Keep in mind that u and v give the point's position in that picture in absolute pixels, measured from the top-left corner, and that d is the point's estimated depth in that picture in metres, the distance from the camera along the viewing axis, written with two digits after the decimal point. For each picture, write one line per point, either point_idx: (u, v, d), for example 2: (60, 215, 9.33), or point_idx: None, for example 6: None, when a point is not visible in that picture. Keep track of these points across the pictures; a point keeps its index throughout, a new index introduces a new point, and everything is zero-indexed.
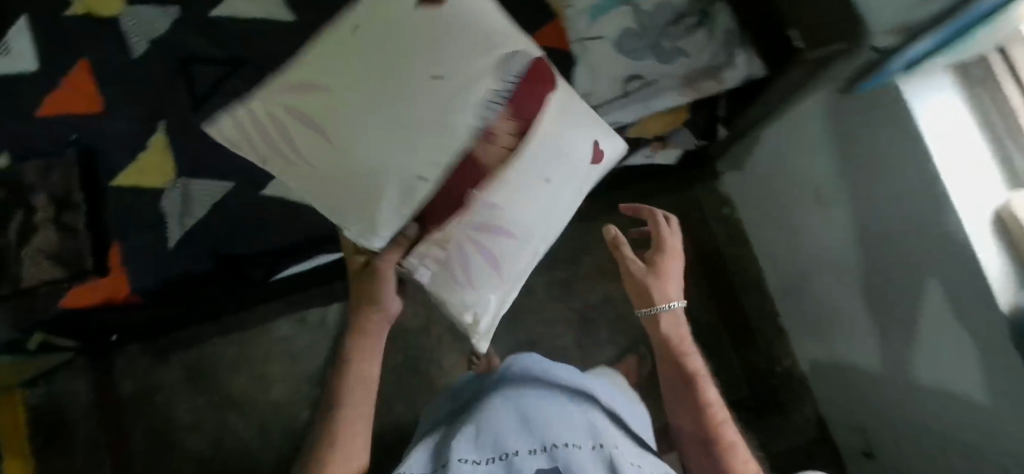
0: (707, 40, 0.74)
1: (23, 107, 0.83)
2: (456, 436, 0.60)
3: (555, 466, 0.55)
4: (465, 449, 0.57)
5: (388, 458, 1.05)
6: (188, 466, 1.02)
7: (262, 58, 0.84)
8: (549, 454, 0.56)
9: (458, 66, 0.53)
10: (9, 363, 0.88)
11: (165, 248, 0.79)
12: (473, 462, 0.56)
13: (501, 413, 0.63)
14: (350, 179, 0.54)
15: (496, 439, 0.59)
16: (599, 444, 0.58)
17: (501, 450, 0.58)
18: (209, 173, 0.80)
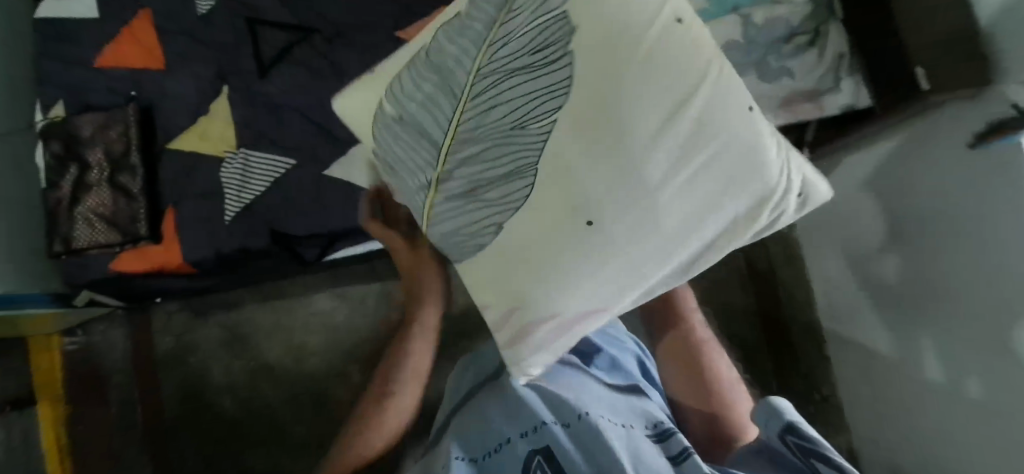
0: (818, 62, 0.69)
1: (87, 57, 0.80)
2: (452, 430, 0.58)
3: (546, 445, 0.52)
4: (457, 445, 0.55)
5: None
6: (218, 428, 1.02)
7: (334, 28, 0.79)
8: (540, 434, 0.53)
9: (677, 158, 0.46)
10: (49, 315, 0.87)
11: (221, 222, 0.76)
12: (469, 460, 0.54)
13: (493, 401, 0.60)
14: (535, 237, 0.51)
15: (489, 428, 0.56)
16: (584, 412, 0.54)
17: (494, 443, 0.55)
18: (270, 146, 0.77)
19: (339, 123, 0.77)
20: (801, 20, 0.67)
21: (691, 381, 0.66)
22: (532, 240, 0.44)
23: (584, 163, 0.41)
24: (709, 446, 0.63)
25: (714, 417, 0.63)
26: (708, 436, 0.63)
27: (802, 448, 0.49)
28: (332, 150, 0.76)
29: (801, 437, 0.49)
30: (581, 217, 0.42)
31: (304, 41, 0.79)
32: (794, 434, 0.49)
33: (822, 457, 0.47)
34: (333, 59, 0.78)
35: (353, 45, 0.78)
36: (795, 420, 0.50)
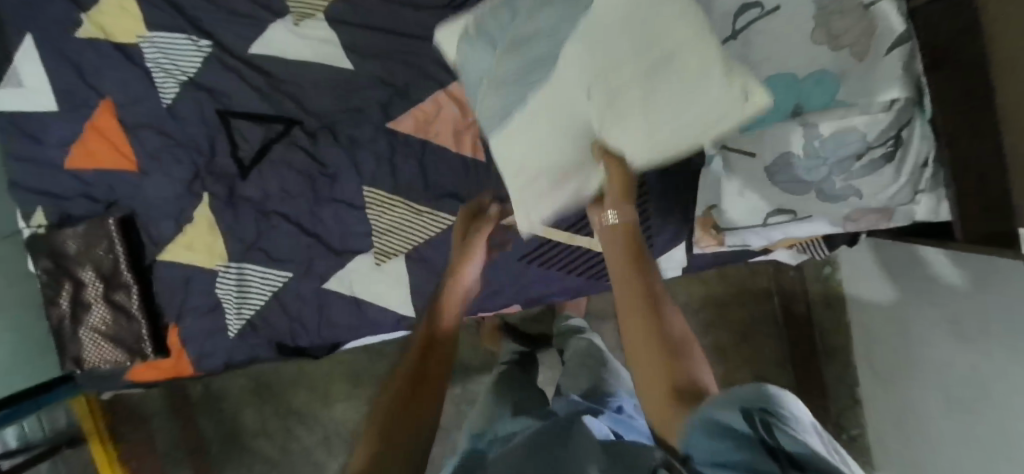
0: (893, 178, 0.56)
1: (52, 158, 0.72)
2: None
3: None
4: None
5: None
6: (258, 466, 1.08)
7: (318, 121, 0.69)
8: None
9: (677, 75, 0.41)
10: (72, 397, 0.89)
11: (225, 336, 0.74)
12: None
13: None
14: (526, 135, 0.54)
15: None
16: None
17: None
18: (265, 260, 0.71)
19: (334, 233, 0.71)
20: (879, 133, 0.53)
21: (641, 326, 0.42)
22: (545, 113, 0.51)
23: (579, 62, 0.47)
24: (667, 420, 0.37)
25: (670, 370, 0.39)
26: (660, 395, 0.38)
27: (773, 435, 0.28)
28: (331, 262, 0.71)
29: (777, 418, 0.29)
30: (570, 112, 0.51)
31: (287, 136, 0.69)
32: (774, 419, 0.29)
33: (797, 456, 0.27)
34: (321, 159, 0.69)
35: (341, 141, 0.69)
36: (784, 404, 0.30)
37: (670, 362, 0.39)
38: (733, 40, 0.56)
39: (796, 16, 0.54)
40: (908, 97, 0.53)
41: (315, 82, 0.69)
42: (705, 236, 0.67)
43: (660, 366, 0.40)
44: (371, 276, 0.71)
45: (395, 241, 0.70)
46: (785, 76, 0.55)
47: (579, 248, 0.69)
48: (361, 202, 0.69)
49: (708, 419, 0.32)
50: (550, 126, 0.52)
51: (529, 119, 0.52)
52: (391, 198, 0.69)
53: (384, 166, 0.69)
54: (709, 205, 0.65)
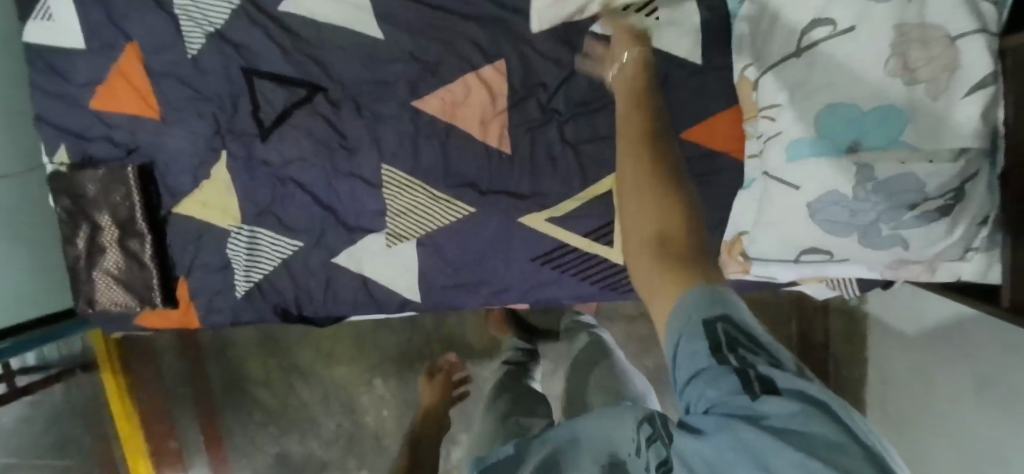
0: (946, 235, 0.51)
1: (77, 98, 0.72)
2: None
3: None
4: None
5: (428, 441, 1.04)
6: (258, 414, 1.11)
7: (344, 90, 0.67)
8: None
9: None
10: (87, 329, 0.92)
11: (233, 296, 0.74)
12: None
13: None
14: None
15: None
16: None
17: None
18: (277, 227, 0.71)
19: (348, 208, 0.69)
20: (941, 184, 0.48)
21: (631, 159, 0.33)
22: None
23: None
24: (660, 283, 0.29)
25: (676, 221, 0.30)
26: (644, 242, 0.30)
27: (741, 357, 0.25)
28: (343, 237, 0.70)
29: (743, 337, 0.26)
30: None
31: (311, 103, 0.68)
32: (734, 335, 0.26)
33: (770, 379, 0.24)
34: (342, 130, 0.68)
35: (364, 116, 0.67)
36: (746, 314, 0.27)
37: (666, 197, 0.31)
38: (796, 59, 0.53)
39: (872, 42, 0.49)
40: (980, 148, 0.48)
41: (343, 51, 0.66)
42: (731, 262, 0.63)
43: (666, 216, 0.30)
44: (380, 257, 0.69)
45: (408, 224, 0.68)
46: (846, 107, 0.50)
47: (596, 257, 0.66)
48: (379, 180, 0.68)
49: (679, 319, 0.28)
50: None
51: None
52: (408, 180, 0.67)
53: (405, 146, 0.67)
54: (740, 230, 0.62)
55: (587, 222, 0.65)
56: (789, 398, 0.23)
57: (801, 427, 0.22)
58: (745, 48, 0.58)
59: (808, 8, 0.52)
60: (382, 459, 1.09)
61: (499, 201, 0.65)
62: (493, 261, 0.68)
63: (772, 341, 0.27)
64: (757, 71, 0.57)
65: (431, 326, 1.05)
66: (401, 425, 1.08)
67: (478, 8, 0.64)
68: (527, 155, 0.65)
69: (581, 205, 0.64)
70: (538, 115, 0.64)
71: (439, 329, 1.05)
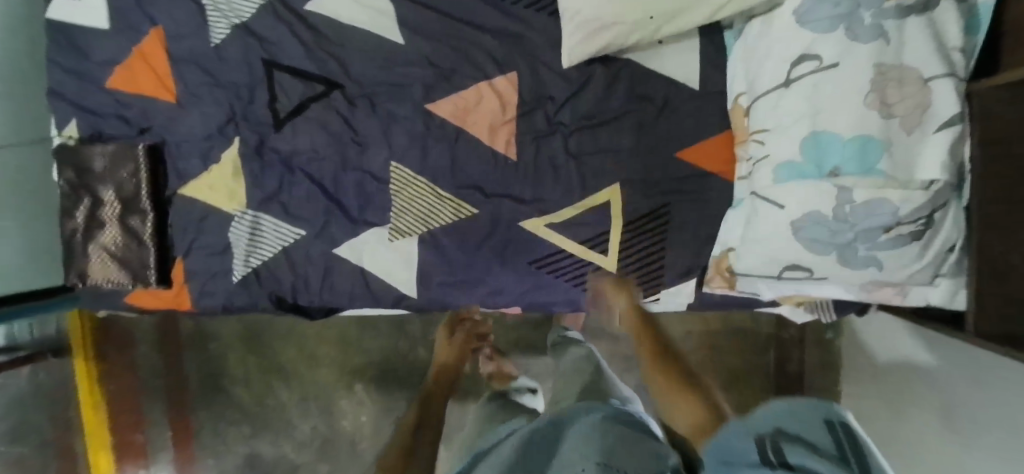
0: (916, 257, 0.55)
1: (94, 75, 0.73)
2: None
3: None
4: None
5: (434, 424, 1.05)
6: (232, 414, 1.09)
7: (361, 88, 0.70)
8: None
9: None
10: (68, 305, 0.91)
11: (228, 280, 0.74)
12: None
13: None
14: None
15: None
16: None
17: None
18: (281, 214, 0.72)
19: (354, 201, 0.71)
20: (913, 210, 0.53)
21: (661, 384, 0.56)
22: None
23: None
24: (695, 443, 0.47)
25: (697, 406, 0.51)
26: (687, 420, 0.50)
27: (777, 452, 0.28)
28: (346, 230, 0.71)
29: (788, 435, 0.30)
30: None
31: (326, 99, 0.71)
32: (790, 438, 0.30)
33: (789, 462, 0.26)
34: (355, 126, 0.70)
35: (378, 114, 0.70)
36: (814, 421, 0.30)
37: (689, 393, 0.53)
38: (785, 88, 0.58)
39: (855, 77, 0.54)
40: (948, 180, 0.53)
41: (363, 52, 0.70)
42: (717, 278, 0.65)
43: (689, 404, 0.52)
44: (380, 250, 0.71)
45: (411, 221, 0.70)
46: (829, 134, 0.55)
47: (591, 264, 0.69)
48: (386, 176, 0.70)
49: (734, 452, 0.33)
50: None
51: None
52: (415, 178, 0.69)
53: (415, 146, 0.70)
54: (728, 246, 0.64)
55: (584, 230, 0.68)
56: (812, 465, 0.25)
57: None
58: (738, 77, 0.64)
59: (799, 44, 0.57)
60: (355, 467, 1.07)
61: (501, 204, 0.68)
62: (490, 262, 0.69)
63: (848, 438, 0.27)
64: (749, 98, 0.62)
65: (419, 329, 1.05)
66: (379, 433, 1.06)
67: (495, 23, 0.68)
68: (531, 162, 0.68)
69: (580, 212, 0.67)
70: (545, 126, 0.68)
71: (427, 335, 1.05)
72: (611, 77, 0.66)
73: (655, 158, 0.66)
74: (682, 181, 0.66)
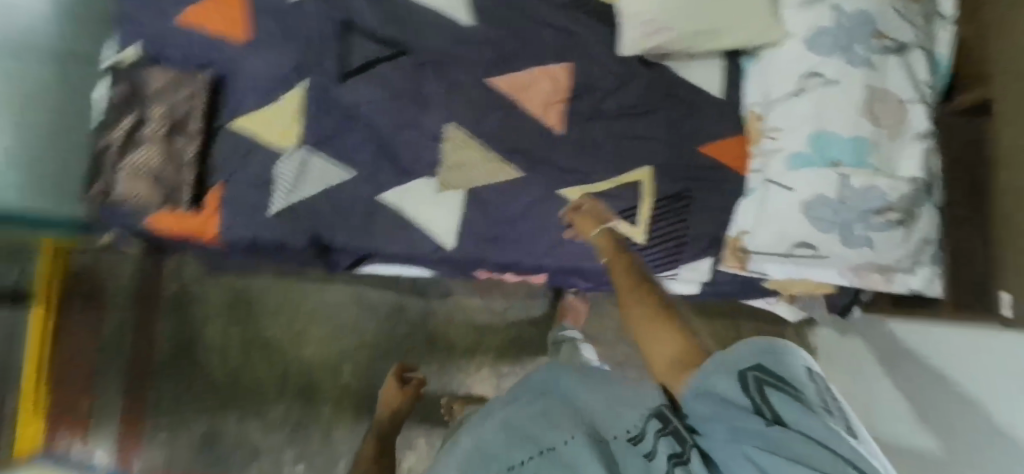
0: (901, 240, 0.66)
1: (166, 7, 0.77)
2: None
3: None
4: None
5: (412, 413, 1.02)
6: (200, 385, 1.02)
7: (426, 54, 0.77)
8: None
9: None
10: (64, 235, 0.88)
11: (264, 213, 0.76)
12: None
13: None
14: None
15: None
16: None
17: None
18: (332, 156, 0.76)
19: (406, 152, 0.76)
20: (898, 198, 0.64)
21: (644, 317, 0.48)
22: None
23: None
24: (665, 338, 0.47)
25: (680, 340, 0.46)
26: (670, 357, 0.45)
27: None
28: (394, 178, 0.75)
29: (771, 380, 0.37)
30: None
31: (394, 59, 0.77)
32: (775, 379, 0.37)
33: None
34: (418, 85, 0.76)
35: (441, 78, 0.76)
36: (783, 355, 0.39)
37: (664, 323, 0.47)
38: (796, 97, 0.69)
39: (853, 89, 0.66)
40: (923, 180, 0.65)
41: (430, 22, 0.77)
42: (731, 258, 0.74)
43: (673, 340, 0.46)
44: (426, 198, 0.75)
45: (459, 176, 0.75)
46: (832, 133, 0.66)
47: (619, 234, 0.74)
48: (441, 133, 0.75)
49: None
50: None
51: None
52: (468, 138, 0.75)
53: (470, 110, 0.76)
54: (742, 229, 0.72)
55: (616, 202, 0.74)
56: (784, 414, 0.35)
57: (785, 415, 0.35)
58: (754, 91, 0.75)
59: (807, 63, 0.69)
60: (326, 456, 1.01)
61: (545, 172, 0.74)
62: (528, 224, 0.75)
63: None
64: (764, 106, 0.73)
65: (418, 314, 1.03)
66: (357, 422, 1.02)
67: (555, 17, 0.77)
68: (578, 137, 0.75)
69: (614, 186, 0.74)
70: (587, 108, 0.75)
71: (424, 322, 1.03)
72: (651, 75, 0.75)
73: (684, 148, 0.75)
74: (706, 173, 0.74)
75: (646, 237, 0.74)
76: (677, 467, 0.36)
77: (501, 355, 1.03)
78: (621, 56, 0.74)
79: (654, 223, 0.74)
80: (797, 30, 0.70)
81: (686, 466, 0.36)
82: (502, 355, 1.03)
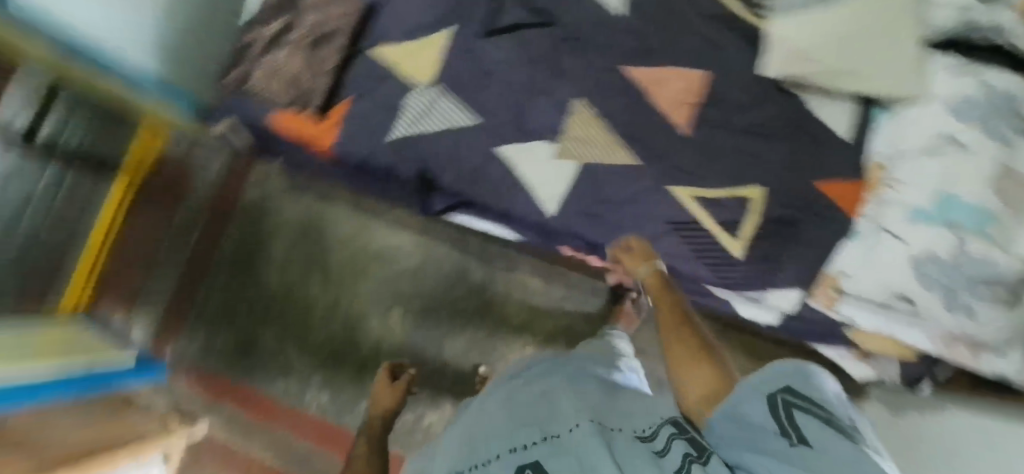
0: (1006, 318, 0.66)
1: None
2: None
3: None
4: None
5: (443, 376, 1.02)
6: (253, 294, 1.03)
7: (574, 30, 0.77)
8: None
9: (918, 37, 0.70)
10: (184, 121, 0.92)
11: (382, 138, 0.79)
12: None
13: None
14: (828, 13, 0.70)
15: None
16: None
17: None
18: (461, 101, 0.78)
19: (531, 116, 0.77)
20: (1015, 275, 0.64)
21: (686, 352, 0.57)
22: (847, 10, 0.69)
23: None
24: (698, 368, 0.55)
25: (710, 372, 0.54)
26: (701, 384, 0.53)
27: None
28: (515, 135, 0.78)
29: (799, 402, 0.39)
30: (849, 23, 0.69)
31: (542, 29, 0.77)
32: (805, 401, 0.39)
33: None
34: (559, 58, 0.76)
35: (584, 56, 0.76)
36: (812, 383, 0.40)
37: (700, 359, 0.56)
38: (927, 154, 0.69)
39: (986, 160, 0.66)
40: None
41: None
42: (821, 294, 0.75)
43: (706, 371, 0.54)
44: (540, 162, 0.77)
45: (577, 149, 0.76)
46: (959, 196, 0.65)
47: (716, 243, 0.75)
48: (568, 107, 0.77)
49: None
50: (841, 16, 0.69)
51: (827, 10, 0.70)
52: (594, 118, 0.76)
53: (604, 93, 0.76)
54: (840, 269, 0.73)
55: (724, 213, 0.74)
56: (808, 434, 0.36)
57: (810, 437, 0.36)
58: (880, 141, 0.73)
59: (946, 122, 0.68)
60: (354, 395, 1.00)
61: (662, 168, 0.75)
62: (630, 212, 0.76)
63: None
64: (890, 157, 0.72)
65: (478, 280, 1.03)
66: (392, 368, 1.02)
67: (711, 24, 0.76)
68: (703, 143, 0.75)
69: (727, 198, 0.74)
70: (719, 118, 0.75)
71: (482, 289, 1.03)
72: (790, 102, 0.75)
73: (805, 181, 0.73)
74: (822, 214, 0.72)
75: (744, 251, 0.75)
76: (691, 463, 0.39)
77: (548, 342, 1.02)
78: (761, 77, 0.74)
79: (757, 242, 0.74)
80: (938, 93, 0.70)
81: (702, 464, 0.39)
82: (548, 341, 1.02)
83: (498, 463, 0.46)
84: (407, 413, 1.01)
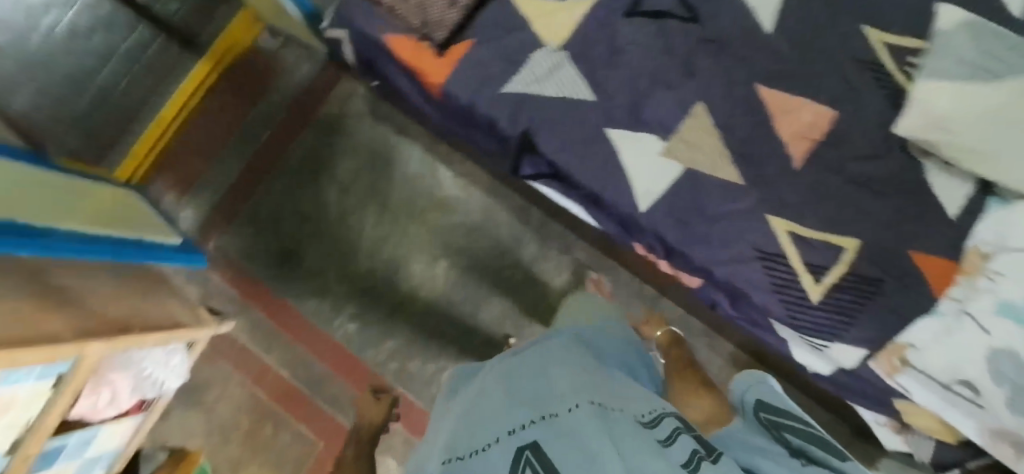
0: None
1: None
2: None
3: None
4: None
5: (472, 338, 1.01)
6: (306, 206, 1.02)
7: (716, 33, 0.76)
8: None
9: None
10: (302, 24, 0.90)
11: (496, 87, 0.76)
12: None
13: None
14: (984, 91, 0.66)
15: None
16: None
17: None
18: (585, 73, 0.76)
19: (651, 107, 0.76)
20: None
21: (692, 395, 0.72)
22: (1003, 93, 0.65)
23: None
24: (699, 401, 0.70)
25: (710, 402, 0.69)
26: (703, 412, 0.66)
27: None
28: (629, 122, 0.76)
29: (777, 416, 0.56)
30: (999, 108, 0.65)
31: (686, 23, 0.77)
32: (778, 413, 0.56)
33: None
34: (693, 58, 0.76)
35: (718, 63, 0.76)
36: (775, 395, 0.59)
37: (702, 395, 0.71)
38: None
39: None
40: None
41: (738, 4, 0.76)
42: (885, 359, 0.74)
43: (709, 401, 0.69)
44: (647, 155, 0.75)
45: (687, 152, 0.75)
46: None
47: (799, 281, 0.74)
48: (690, 108, 0.76)
49: None
50: (996, 98, 0.65)
51: (983, 87, 0.66)
52: (712, 126, 0.75)
53: (728, 105, 0.76)
54: (909, 340, 0.72)
55: (816, 254, 0.73)
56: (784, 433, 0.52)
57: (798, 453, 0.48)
58: (989, 228, 0.70)
59: None
60: (382, 330, 1.01)
61: (765, 193, 0.74)
62: (724, 229, 0.74)
63: None
64: (995, 248, 0.69)
65: (531, 254, 1.02)
66: (425, 316, 1.01)
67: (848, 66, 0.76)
68: (812, 180, 0.74)
69: (822, 240, 0.73)
70: (836, 160, 0.74)
71: (532, 265, 1.02)
72: (911, 164, 0.74)
73: (903, 244, 0.73)
74: (910, 279, 0.72)
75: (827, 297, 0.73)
76: (699, 457, 0.40)
77: None
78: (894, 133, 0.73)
79: (843, 290, 0.73)
80: None
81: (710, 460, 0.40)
82: None
83: (498, 447, 0.43)
84: (429, 364, 1.00)
